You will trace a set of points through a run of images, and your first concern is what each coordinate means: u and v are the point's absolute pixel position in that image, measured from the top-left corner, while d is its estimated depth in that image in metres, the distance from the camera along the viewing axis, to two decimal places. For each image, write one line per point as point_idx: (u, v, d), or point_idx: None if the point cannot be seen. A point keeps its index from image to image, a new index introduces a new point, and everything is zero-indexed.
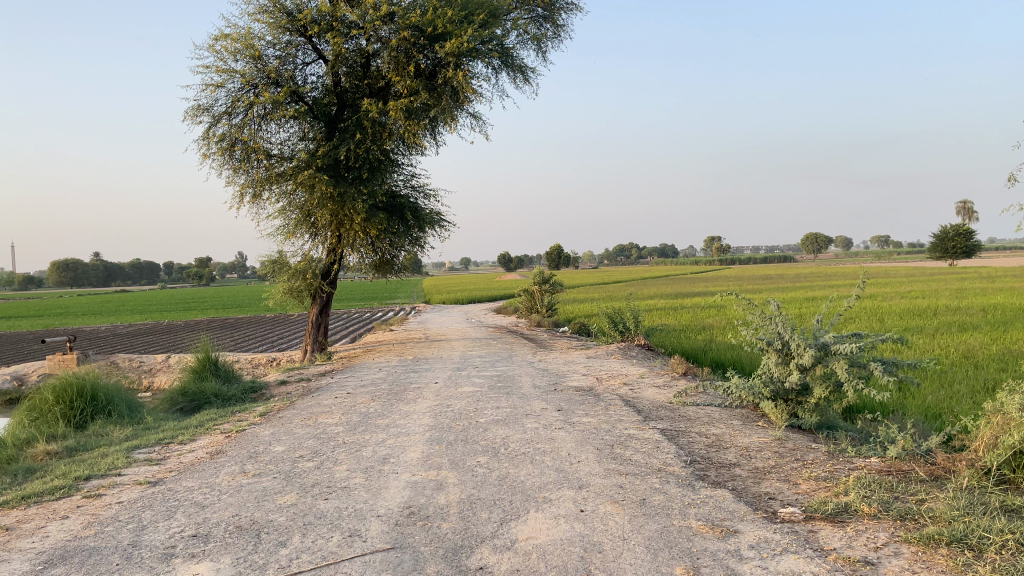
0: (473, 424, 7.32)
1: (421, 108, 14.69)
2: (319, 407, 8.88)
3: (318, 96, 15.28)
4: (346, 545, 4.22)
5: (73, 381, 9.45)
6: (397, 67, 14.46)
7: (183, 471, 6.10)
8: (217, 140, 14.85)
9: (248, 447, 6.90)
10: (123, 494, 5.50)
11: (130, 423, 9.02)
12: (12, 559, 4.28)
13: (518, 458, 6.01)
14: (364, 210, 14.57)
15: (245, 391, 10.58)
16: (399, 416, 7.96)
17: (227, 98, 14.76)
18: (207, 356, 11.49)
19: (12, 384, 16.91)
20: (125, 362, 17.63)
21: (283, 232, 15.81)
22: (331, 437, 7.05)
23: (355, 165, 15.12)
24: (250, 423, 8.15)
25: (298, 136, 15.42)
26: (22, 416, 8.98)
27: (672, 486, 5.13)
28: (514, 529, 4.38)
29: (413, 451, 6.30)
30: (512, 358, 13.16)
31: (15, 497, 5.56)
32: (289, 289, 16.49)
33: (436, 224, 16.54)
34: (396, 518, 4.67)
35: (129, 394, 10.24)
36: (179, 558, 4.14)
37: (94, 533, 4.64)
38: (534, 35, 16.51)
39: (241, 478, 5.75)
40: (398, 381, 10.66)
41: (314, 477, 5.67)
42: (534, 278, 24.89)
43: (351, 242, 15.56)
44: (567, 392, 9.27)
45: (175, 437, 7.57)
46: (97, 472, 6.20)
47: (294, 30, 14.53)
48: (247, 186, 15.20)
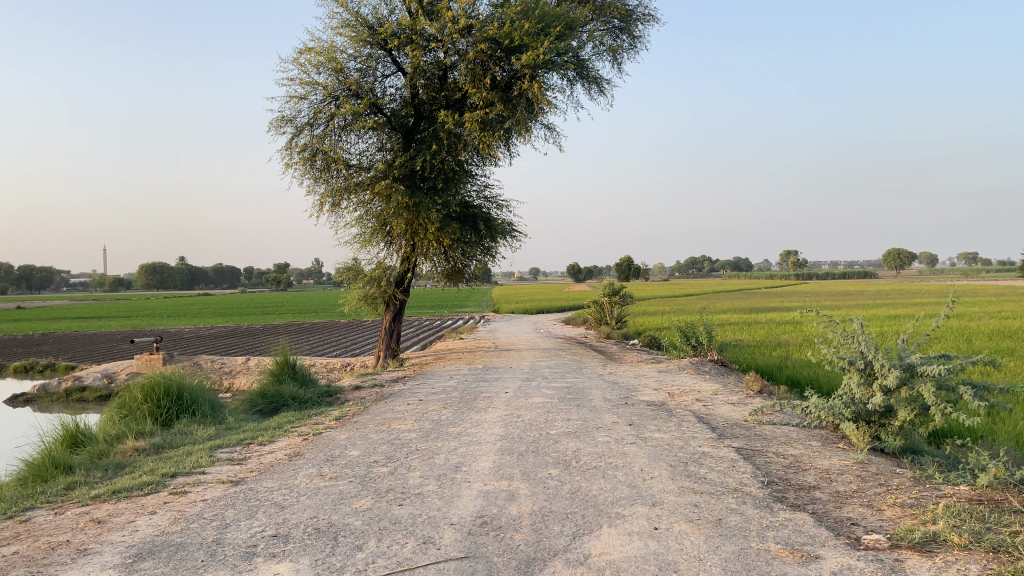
0: (545, 436, 7.33)
1: (496, 120, 14.76)
2: (392, 413, 9.03)
3: (396, 108, 15.58)
4: (421, 551, 4.28)
5: (160, 379, 9.86)
6: (474, 79, 14.55)
7: (263, 471, 6.27)
8: (299, 151, 15.31)
9: (325, 449, 7.08)
10: (206, 492, 5.69)
11: (213, 422, 9.34)
12: (104, 551, 4.48)
13: (590, 471, 5.98)
14: (438, 220, 14.74)
15: (321, 394, 10.84)
16: (471, 424, 8.01)
17: (309, 109, 15.22)
18: (286, 359, 11.81)
19: (103, 382, 17.80)
20: (207, 362, 18.35)
21: (360, 240, 16.17)
22: (405, 443, 7.15)
23: (431, 176, 15.33)
24: (327, 426, 8.35)
25: (376, 146, 15.75)
26: (113, 413, 9.43)
27: (749, 507, 5.02)
28: (587, 544, 4.35)
29: (486, 460, 6.35)
30: (582, 370, 13.11)
31: (106, 492, 5.83)
32: (364, 296, 16.88)
33: (508, 235, 16.56)
34: (470, 527, 4.70)
35: (213, 394, 10.61)
36: (261, 557, 4.27)
37: (181, 529, 4.82)
38: (610, 47, 16.44)
39: (318, 481, 5.90)
40: (470, 389, 10.78)
41: (388, 482, 5.77)
42: (603, 289, 25.01)
43: (424, 252, 15.74)
44: (639, 406, 9.18)
45: (255, 438, 7.81)
46: (183, 469, 6.45)
47: (374, 43, 14.87)
48: (327, 195, 15.58)
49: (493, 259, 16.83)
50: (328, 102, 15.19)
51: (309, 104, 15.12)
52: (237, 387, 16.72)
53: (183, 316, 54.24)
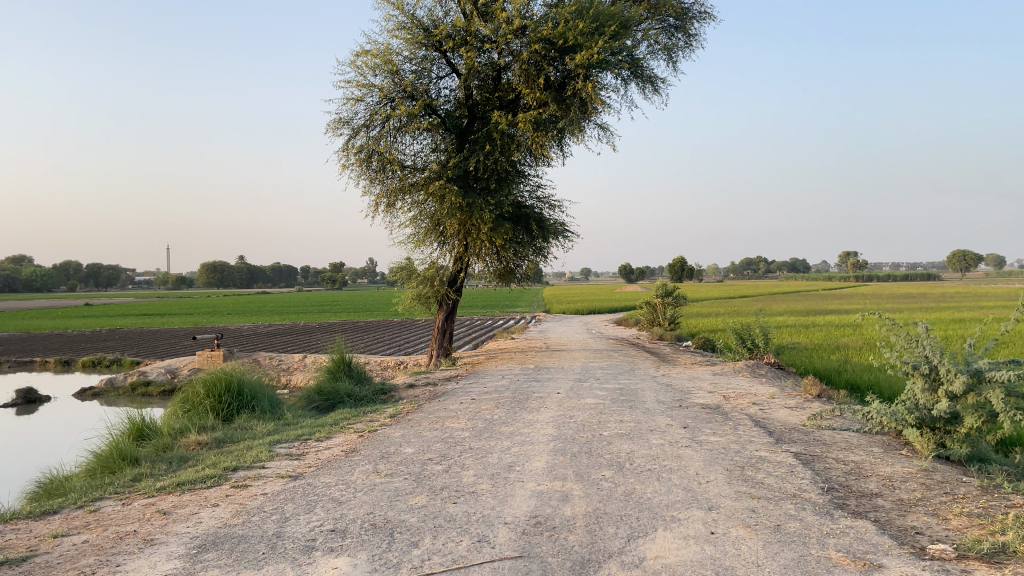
0: (598, 437, 7.30)
1: (550, 120, 14.74)
2: (446, 411, 9.11)
3: (451, 109, 15.70)
4: (475, 550, 4.31)
5: (222, 375, 10.13)
6: (528, 79, 14.56)
7: (320, 467, 6.39)
8: (356, 152, 15.55)
9: (380, 446, 7.18)
10: (266, 486, 5.83)
11: (271, 418, 9.55)
12: (170, 542, 4.63)
13: (644, 473, 5.94)
14: (491, 220, 14.79)
15: (376, 392, 11.00)
16: (524, 424, 8.03)
17: (366, 111, 15.46)
18: (342, 356, 12.00)
19: (167, 377, 18.38)
20: (265, 359, 18.78)
21: (414, 240, 16.35)
22: (458, 442, 7.21)
23: (484, 176, 15.40)
24: (382, 423, 8.47)
25: (430, 147, 15.91)
26: (177, 407, 9.72)
27: (809, 514, 4.93)
28: (642, 547, 4.32)
29: (539, 461, 6.35)
30: (635, 371, 13.01)
31: (171, 484, 6.02)
32: (417, 295, 17.06)
33: (561, 235, 16.53)
34: (524, 526, 4.71)
35: (271, 390, 10.86)
36: (319, 551, 4.35)
37: (242, 522, 4.95)
38: (665, 45, 16.29)
39: (374, 477, 5.98)
40: (522, 389, 10.81)
41: (442, 480, 5.82)
42: (657, 290, 24.85)
43: (477, 252, 15.82)
44: (693, 409, 9.07)
45: (312, 434, 7.96)
46: (244, 463, 6.61)
47: (429, 45, 15.02)
48: (382, 196, 15.79)
49: (545, 260, 16.82)
50: (383, 104, 15.40)
51: (366, 105, 15.34)
52: (294, 383, 17.09)
53: (242, 314, 55.62)
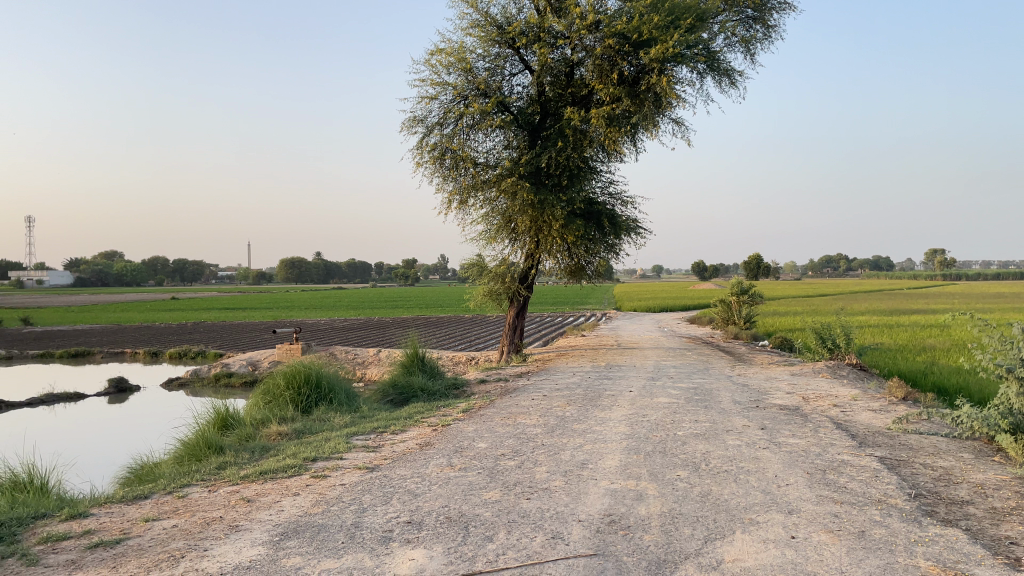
0: (673, 437, 7.20)
1: (623, 115, 14.57)
2: (517, 407, 9.14)
3: (523, 106, 15.72)
4: (549, 546, 4.31)
5: (301, 368, 10.41)
6: (601, 75, 14.46)
7: (396, 459, 6.50)
8: (430, 150, 15.78)
9: (454, 441, 7.26)
10: (344, 477, 5.97)
11: (348, 410, 9.77)
12: (253, 528, 4.79)
13: (721, 474, 5.83)
14: (562, 217, 14.75)
15: (448, 387, 11.12)
16: (596, 422, 7.98)
17: (440, 109, 15.65)
18: (416, 351, 12.18)
19: (248, 369, 19.04)
20: (341, 353, 19.23)
21: (486, 237, 16.47)
22: (531, 438, 7.22)
23: (556, 173, 15.37)
24: (455, 418, 8.56)
25: (503, 145, 15.99)
26: (259, 399, 10.05)
27: (894, 520, 4.75)
28: (720, 549, 4.25)
29: (612, 459, 6.31)
30: (709, 371, 12.77)
31: (254, 473, 6.22)
32: (489, 292, 17.19)
33: (633, 232, 16.34)
34: (598, 525, 4.69)
35: (347, 383, 11.11)
36: (396, 542, 4.43)
37: (322, 511, 5.08)
38: (743, 38, 15.91)
39: (448, 471, 6.05)
40: (594, 386, 10.76)
41: (515, 476, 5.84)
42: (732, 288, 24.36)
43: (549, 249, 15.81)
44: (771, 410, 8.86)
45: (388, 427, 8.11)
46: (323, 454, 6.78)
47: (503, 42, 15.09)
48: (455, 193, 15.98)
49: (617, 257, 16.66)
50: (457, 102, 15.58)
51: (440, 104, 15.54)
52: (368, 377, 17.46)
53: (319, 309, 57.23)
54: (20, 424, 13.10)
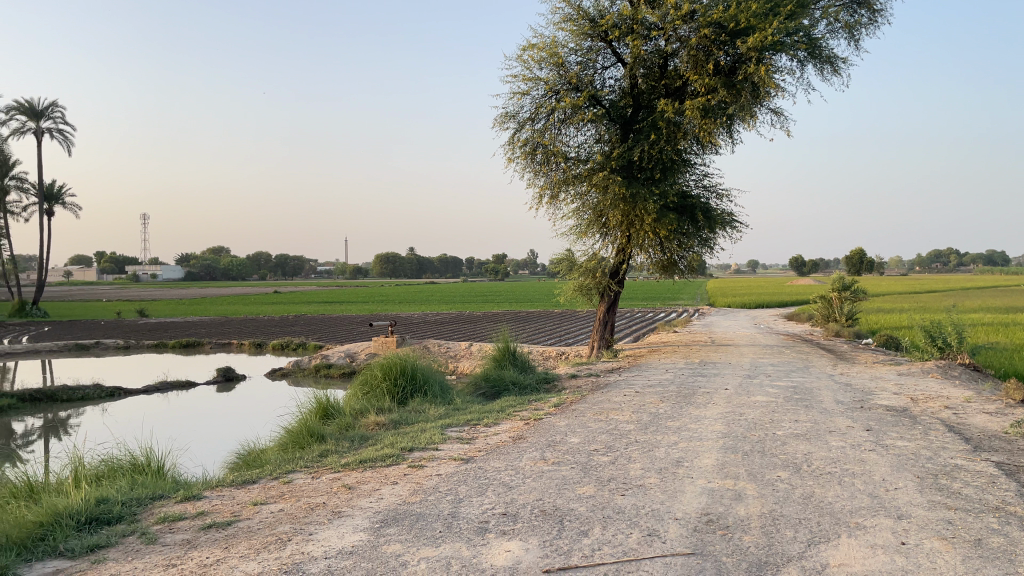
0: (772, 436, 7.01)
1: (719, 106, 14.20)
2: (609, 403, 9.09)
3: (615, 99, 15.61)
4: (645, 543, 4.27)
5: (397, 360, 10.66)
6: (696, 65, 14.16)
7: (490, 452, 6.58)
8: (521, 145, 15.87)
9: (546, 435, 7.28)
10: (440, 467, 6.09)
11: (442, 402, 9.95)
12: (355, 515, 4.94)
13: (824, 476, 5.63)
14: (654, 210, 14.54)
15: (540, 381, 11.16)
16: (691, 419, 7.85)
17: (531, 104, 15.72)
18: (507, 345, 12.27)
19: (346, 361, 19.65)
20: (434, 346, 19.58)
21: (576, 231, 16.46)
22: (624, 434, 7.16)
23: (649, 166, 15.17)
24: (547, 412, 8.58)
25: (594, 138, 15.92)
26: (358, 389, 10.35)
27: (1015, 529, 4.48)
28: (825, 553, 4.11)
29: (709, 457, 6.19)
30: (809, 369, 12.35)
31: (355, 461, 6.43)
32: (579, 287, 17.16)
33: (729, 226, 15.94)
34: (696, 524, 4.61)
35: (441, 375, 11.30)
36: (493, 533, 4.49)
37: (420, 500, 5.19)
38: (846, 23, 15.26)
39: (541, 465, 6.08)
40: (688, 383, 10.58)
41: (609, 471, 5.81)
42: (833, 283, 23.45)
43: (640, 243, 15.65)
44: (876, 411, 8.49)
45: (481, 420, 8.21)
46: (419, 444, 6.94)
47: (595, 35, 15.00)
48: (546, 188, 16.02)
49: (710, 251, 16.29)
50: (549, 96, 15.60)
51: (531, 99, 15.60)
52: (461, 370, 17.74)
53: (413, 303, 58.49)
54: (138, 410, 13.96)
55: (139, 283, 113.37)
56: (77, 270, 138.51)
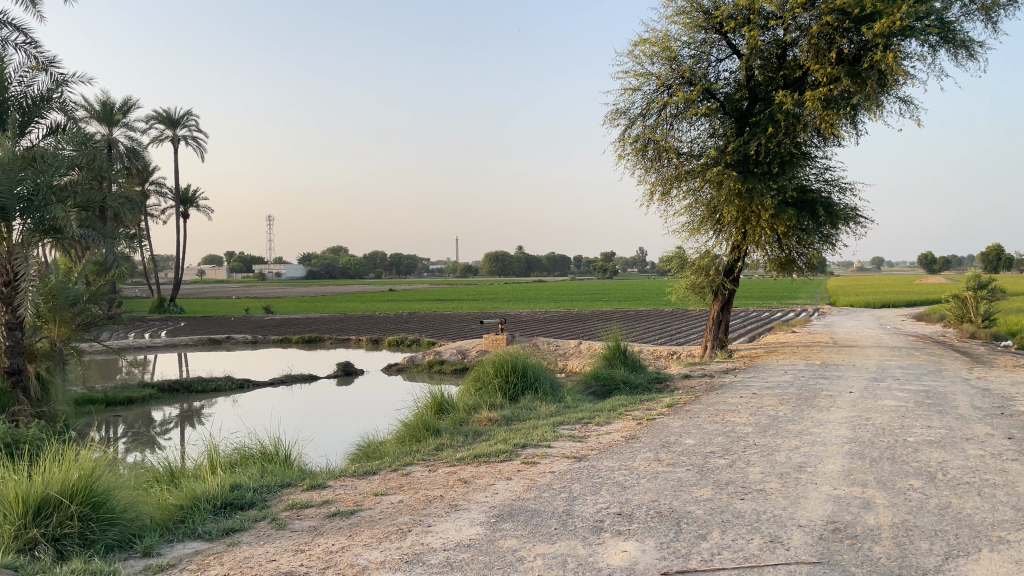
0: (901, 443, 6.63)
1: (842, 96, 13.54)
2: (725, 404, 8.86)
3: (730, 92, 15.22)
4: (768, 550, 4.13)
5: (509, 357, 10.76)
6: (818, 54, 13.58)
7: (603, 451, 6.54)
8: (632, 142, 15.68)
9: (660, 435, 7.16)
10: (553, 464, 6.11)
11: (553, 400, 9.98)
12: (471, 508, 5.03)
13: (961, 486, 5.28)
14: (772, 206, 14.02)
15: (652, 380, 11.01)
16: (814, 423, 7.54)
17: (643, 100, 15.51)
18: (618, 343, 12.16)
19: (457, 357, 20.03)
20: (544, 344, 19.65)
21: (689, 228, 16.14)
22: (741, 437, 6.95)
23: (766, 160, 14.66)
24: (660, 412, 8.45)
25: (708, 133, 15.54)
26: (470, 385, 10.55)
27: None
28: (964, 568, 3.85)
29: (833, 463, 5.93)
30: (941, 372, 11.63)
31: (470, 455, 6.54)
32: (692, 285, 16.80)
33: (852, 222, 15.18)
34: (821, 531, 4.43)
35: (552, 373, 11.32)
36: (608, 533, 4.46)
37: (534, 497, 5.22)
38: (983, 5, 14.27)
39: (656, 465, 5.98)
40: (808, 386, 10.16)
41: (727, 475, 5.65)
42: (967, 282, 22.05)
43: (756, 240, 15.14)
44: (1019, 419, 7.88)
45: (593, 418, 8.17)
46: (532, 441, 6.98)
47: (709, 28, 14.65)
48: (657, 184, 15.78)
49: (832, 248, 15.57)
50: (660, 91, 15.36)
51: (643, 95, 15.39)
52: (570, 368, 17.75)
53: (522, 301, 58.94)
54: (265, 402, 14.72)
55: (264, 281, 119.53)
56: (209, 270, 147.61)
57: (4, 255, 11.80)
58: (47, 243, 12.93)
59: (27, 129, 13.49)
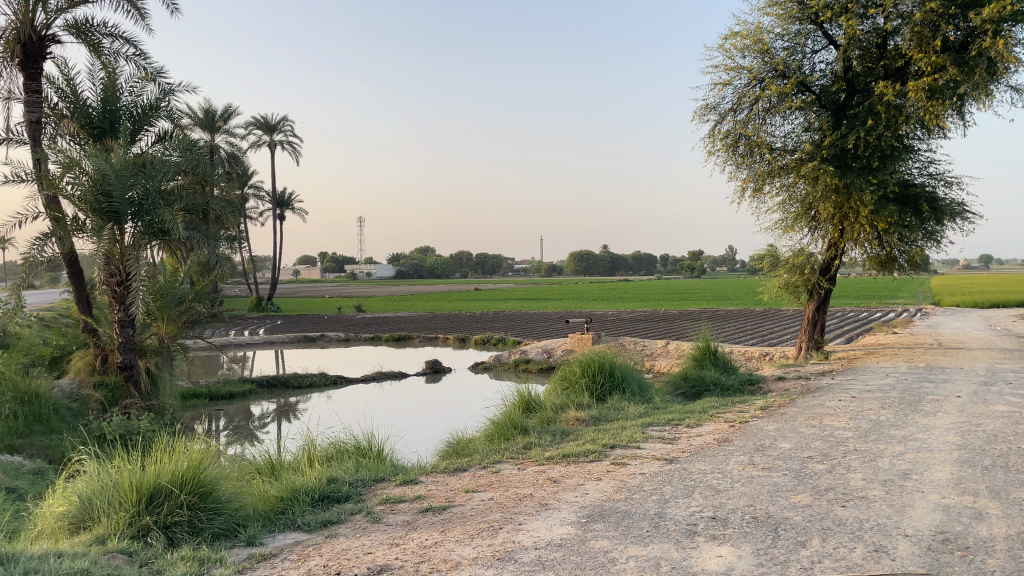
0: (1016, 451, 6.25)
1: (948, 86, 12.84)
2: (822, 408, 8.56)
3: (826, 84, 14.72)
4: (872, 559, 3.96)
5: (596, 357, 10.70)
6: (921, 43, 12.94)
7: (695, 453, 6.42)
8: (723, 137, 15.35)
9: (754, 439, 6.98)
10: (644, 466, 6.04)
11: (641, 401, 9.86)
12: (562, 508, 5.02)
13: None
14: (872, 201, 13.44)
15: (744, 382, 10.73)
16: (919, 429, 7.19)
17: (734, 95, 15.18)
18: (708, 343, 11.91)
19: (543, 357, 20.06)
20: (630, 344, 19.47)
21: (782, 225, 15.68)
22: (840, 442, 6.70)
23: (865, 154, 14.08)
24: (753, 415, 8.23)
25: (803, 127, 15.05)
26: (558, 384, 10.54)
27: None
28: None
29: (941, 471, 5.64)
30: None
31: (558, 455, 6.53)
32: (785, 284, 16.31)
33: (960, 217, 14.41)
34: (929, 542, 4.22)
35: (640, 373, 11.18)
36: (702, 537, 4.37)
37: (625, 498, 5.17)
38: None
39: (751, 469, 5.83)
40: (911, 389, 9.71)
41: (827, 481, 5.46)
42: None
43: (854, 237, 14.56)
44: None
45: (683, 420, 8.03)
46: (621, 442, 6.92)
47: (804, 18, 14.22)
48: (749, 180, 15.39)
49: (936, 245, 14.81)
50: (752, 85, 14.99)
51: (734, 89, 15.06)
52: (658, 369, 17.52)
53: (608, 300, 58.52)
54: (357, 399, 15.13)
55: (355, 281, 122.91)
56: (303, 270, 152.76)
57: (117, 257, 12.50)
58: (156, 245, 13.63)
59: (138, 137, 14.27)
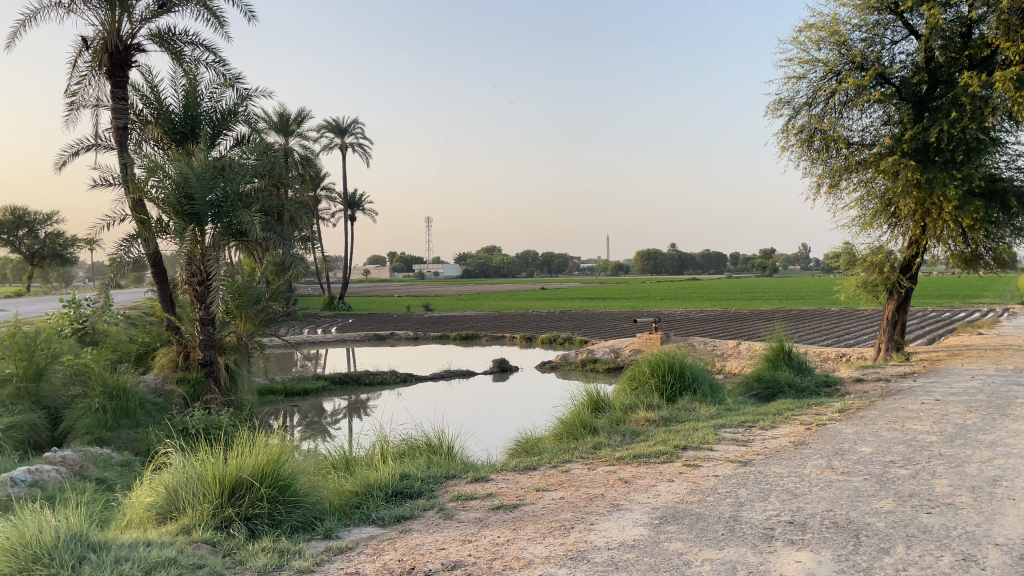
0: None
1: None
2: (904, 411, 8.25)
3: (907, 76, 14.19)
4: (960, 568, 3.80)
5: (666, 357, 10.57)
6: (1009, 29, 12.27)
7: (770, 456, 6.28)
8: (797, 132, 14.97)
9: (832, 442, 6.78)
10: (717, 468, 5.94)
11: (713, 402, 9.70)
12: (634, 509, 4.99)
13: None
14: (956, 196, 12.89)
15: (819, 384, 10.43)
16: (1009, 434, 6.86)
17: (808, 89, 14.79)
18: (781, 344, 11.64)
19: (610, 356, 19.93)
20: (700, 344, 19.17)
21: (860, 222, 15.20)
22: (924, 446, 6.45)
23: (949, 147, 13.51)
24: (830, 418, 8.00)
25: (881, 121, 14.53)
26: (627, 384, 10.45)
27: None
28: None
29: None
30: None
31: (629, 455, 6.48)
32: (863, 283, 15.80)
33: None
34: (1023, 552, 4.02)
35: (711, 373, 10.99)
36: (779, 541, 4.28)
37: (699, 500, 5.10)
38: None
39: (829, 473, 5.67)
40: (1000, 392, 9.27)
41: (910, 486, 5.26)
42: None
43: (937, 234, 14.00)
44: None
45: (757, 422, 7.86)
46: (693, 443, 6.82)
47: (883, 8, 13.78)
48: (825, 176, 14.97)
49: None
50: (828, 78, 14.58)
51: (808, 83, 14.68)
52: (728, 370, 17.20)
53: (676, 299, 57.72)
54: (425, 396, 15.31)
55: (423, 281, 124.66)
56: (371, 270, 155.56)
57: (199, 257, 12.96)
58: (235, 246, 14.07)
59: (217, 141, 14.77)
